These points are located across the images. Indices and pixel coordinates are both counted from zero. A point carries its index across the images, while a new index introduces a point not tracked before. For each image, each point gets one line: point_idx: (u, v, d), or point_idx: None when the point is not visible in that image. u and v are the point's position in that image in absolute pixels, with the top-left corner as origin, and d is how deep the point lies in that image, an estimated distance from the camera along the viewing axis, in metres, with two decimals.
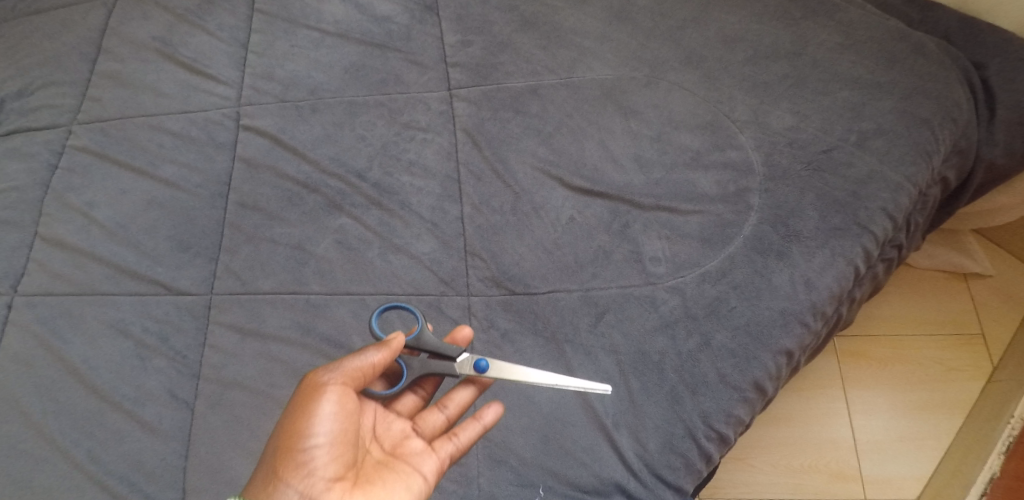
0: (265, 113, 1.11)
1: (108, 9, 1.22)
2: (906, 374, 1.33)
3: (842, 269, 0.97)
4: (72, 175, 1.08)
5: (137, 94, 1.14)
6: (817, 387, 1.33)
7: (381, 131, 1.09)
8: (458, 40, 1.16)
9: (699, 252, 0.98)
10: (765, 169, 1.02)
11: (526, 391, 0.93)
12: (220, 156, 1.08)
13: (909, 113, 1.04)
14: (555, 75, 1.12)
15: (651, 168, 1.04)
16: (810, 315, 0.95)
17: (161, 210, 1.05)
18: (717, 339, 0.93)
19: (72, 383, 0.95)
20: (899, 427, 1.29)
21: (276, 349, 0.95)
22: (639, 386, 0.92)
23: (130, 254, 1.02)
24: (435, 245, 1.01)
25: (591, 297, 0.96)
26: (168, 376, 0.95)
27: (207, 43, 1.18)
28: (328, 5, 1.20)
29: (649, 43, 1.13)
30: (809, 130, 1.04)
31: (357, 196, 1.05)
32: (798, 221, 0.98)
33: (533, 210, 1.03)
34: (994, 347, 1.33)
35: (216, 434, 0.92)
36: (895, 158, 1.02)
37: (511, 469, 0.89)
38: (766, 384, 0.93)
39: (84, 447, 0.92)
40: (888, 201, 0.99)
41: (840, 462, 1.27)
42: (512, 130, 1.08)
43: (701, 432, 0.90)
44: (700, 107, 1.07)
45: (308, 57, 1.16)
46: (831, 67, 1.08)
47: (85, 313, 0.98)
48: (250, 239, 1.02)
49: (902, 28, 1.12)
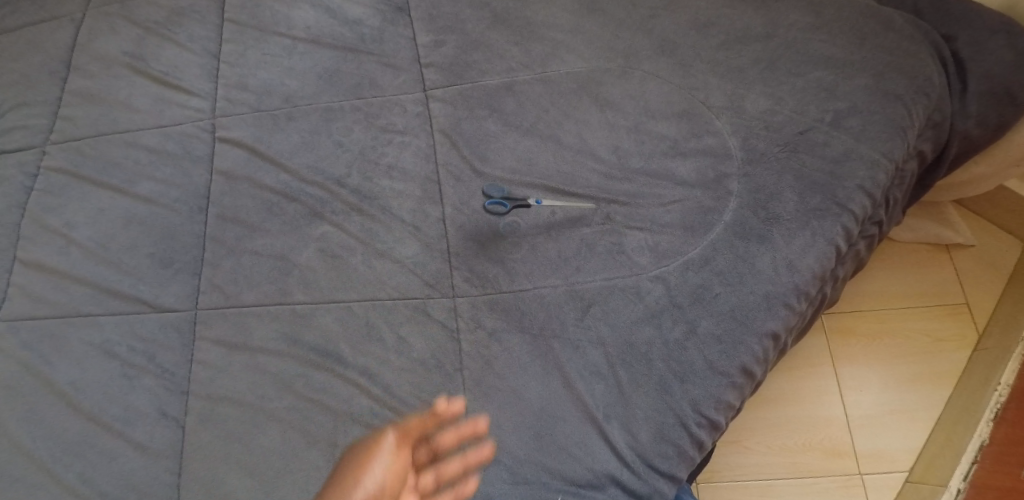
0: (241, 124, 1.10)
1: (76, 26, 1.21)
2: (895, 348, 1.34)
3: (823, 249, 0.97)
4: (48, 197, 1.07)
5: (109, 111, 1.13)
6: (806, 366, 1.34)
7: (358, 136, 1.09)
8: (430, 40, 1.15)
9: (681, 241, 0.98)
10: (742, 154, 1.02)
11: (516, 389, 0.93)
12: (197, 170, 1.08)
13: (882, 90, 1.05)
14: (529, 70, 1.12)
15: (629, 159, 1.05)
16: (794, 297, 0.95)
17: (140, 227, 1.04)
18: (703, 325, 0.94)
19: (61, 406, 0.95)
20: (891, 401, 1.30)
21: (265, 361, 0.95)
22: (628, 378, 0.92)
23: (111, 274, 1.01)
24: (418, 248, 1.01)
25: (576, 291, 0.97)
26: (157, 393, 0.95)
27: (179, 55, 1.17)
28: (299, 12, 1.20)
29: (622, 33, 1.13)
30: (784, 112, 1.04)
31: (338, 203, 1.04)
32: (777, 204, 0.98)
33: (514, 207, 1.03)
34: (980, 316, 1.35)
35: (208, 449, 0.91)
36: (870, 136, 1.02)
37: (505, 468, 0.89)
38: (754, 368, 0.93)
39: (76, 469, 0.91)
40: (865, 179, 1.00)
41: (834, 439, 1.28)
42: (489, 128, 1.08)
43: (691, 419, 0.91)
44: (675, 95, 1.08)
45: (281, 65, 1.15)
46: (803, 48, 1.09)
47: (69, 335, 0.98)
48: (232, 252, 1.02)
49: (872, 6, 1.12)
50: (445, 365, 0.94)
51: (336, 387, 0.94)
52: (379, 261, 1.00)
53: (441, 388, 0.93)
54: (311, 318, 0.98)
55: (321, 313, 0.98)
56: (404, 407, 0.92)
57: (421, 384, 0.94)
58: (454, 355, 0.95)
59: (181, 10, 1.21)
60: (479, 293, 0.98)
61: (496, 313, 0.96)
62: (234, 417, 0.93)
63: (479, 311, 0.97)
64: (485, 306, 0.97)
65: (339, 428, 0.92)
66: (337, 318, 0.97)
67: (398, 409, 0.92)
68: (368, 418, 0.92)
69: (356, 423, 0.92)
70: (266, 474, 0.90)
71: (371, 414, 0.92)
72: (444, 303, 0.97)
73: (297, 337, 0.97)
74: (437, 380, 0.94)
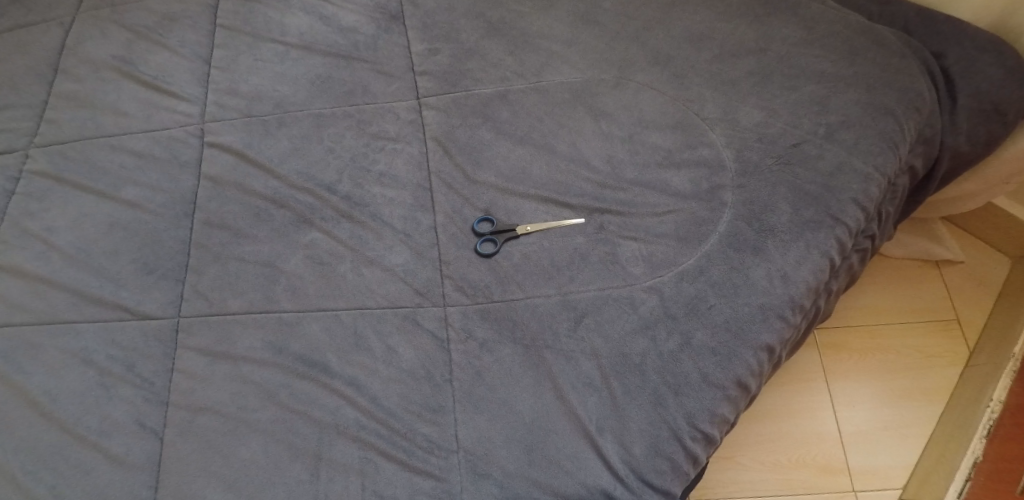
0: (230, 129, 1.09)
1: (65, 30, 1.19)
2: (887, 363, 1.33)
3: (818, 262, 0.96)
4: (29, 201, 1.05)
5: (96, 115, 1.11)
6: (799, 381, 1.33)
7: (349, 143, 1.07)
8: (425, 48, 1.14)
9: (675, 251, 0.97)
10: (736, 165, 1.02)
11: (507, 400, 0.91)
12: (183, 175, 1.06)
13: (873, 104, 1.04)
14: (524, 80, 1.11)
15: (624, 169, 1.04)
16: (789, 309, 0.94)
17: (123, 233, 1.02)
18: (697, 338, 0.92)
19: (36, 416, 0.92)
20: (885, 417, 1.28)
21: (249, 371, 0.93)
22: (622, 390, 0.91)
23: (92, 280, 0.99)
24: (409, 256, 0.99)
25: (569, 301, 0.95)
26: (135, 404, 0.92)
27: (169, 60, 1.15)
28: (293, 19, 1.19)
29: (617, 44, 1.13)
30: (778, 125, 1.03)
31: (328, 210, 1.03)
32: (771, 216, 0.98)
33: (507, 216, 1.02)
34: (970, 333, 1.34)
35: (188, 462, 0.89)
36: (863, 149, 1.02)
37: (495, 482, 0.87)
38: (749, 381, 0.92)
39: (49, 482, 0.88)
40: (858, 192, 0.99)
41: (827, 456, 1.26)
42: (483, 136, 1.07)
43: (686, 433, 0.89)
44: (670, 106, 1.07)
45: (273, 71, 1.14)
46: (796, 62, 1.09)
47: (45, 343, 0.95)
48: (218, 258, 1.00)
49: (863, 22, 1.12)
50: (434, 376, 0.92)
51: (322, 398, 0.91)
52: (369, 269, 0.99)
53: (430, 400, 0.91)
54: (297, 327, 0.95)
55: (307, 321, 0.96)
56: (392, 419, 0.90)
57: (409, 395, 0.91)
58: (444, 366, 0.93)
59: (173, 14, 1.20)
60: (470, 302, 0.96)
61: (488, 323, 0.95)
62: (215, 428, 0.90)
63: (470, 320, 0.95)
64: (476, 316, 0.95)
65: (325, 440, 0.89)
66: (324, 326, 0.95)
67: (385, 421, 0.90)
68: (354, 430, 0.90)
69: (342, 435, 0.90)
70: (248, 488, 0.87)
71: (358, 426, 0.90)
72: (435, 312, 0.96)
73: (283, 346, 0.94)
74: (426, 391, 0.92)
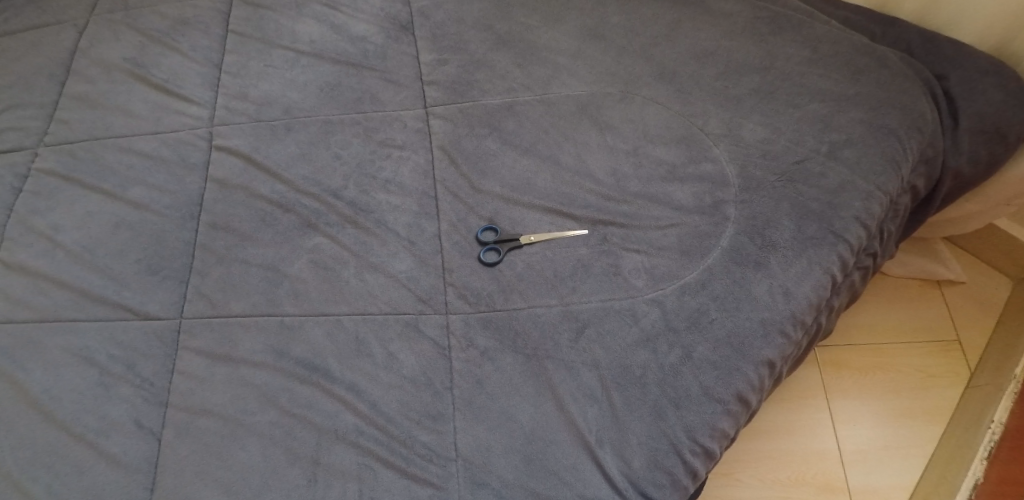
0: (239, 133, 1.10)
1: (78, 31, 1.21)
2: (887, 383, 1.32)
3: (819, 278, 0.97)
4: (36, 198, 1.05)
5: (107, 116, 1.12)
6: (800, 398, 1.32)
7: (357, 149, 1.08)
8: (434, 59, 1.16)
9: (678, 264, 0.98)
10: (739, 181, 1.02)
11: (508, 409, 0.91)
12: (190, 177, 1.06)
13: (876, 123, 1.05)
14: (530, 91, 1.12)
15: (627, 182, 1.04)
16: (790, 325, 0.94)
17: (128, 233, 1.02)
18: (698, 351, 0.92)
19: (35, 413, 0.92)
20: (885, 437, 1.28)
21: (249, 373, 0.93)
22: (622, 401, 0.90)
23: (96, 279, 0.99)
24: (412, 263, 0.99)
25: (571, 311, 0.95)
26: (134, 404, 0.92)
27: (180, 64, 1.16)
28: (304, 26, 1.20)
29: (623, 59, 1.14)
30: (781, 142, 1.04)
31: (333, 215, 1.03)
32: (774, 231, 0.98)
33: (511, 226, 1.02)
34: (971, 354, 1.34)
35: (185, 464, 0.88)
36: (865, 167, 1.02)
37: (493, 491, 0.87)
38: (750, 396, 0.92)
39: (45, 481, 0.88)
40: (860, 209, 1.00)
41: (827, 474, 1.25)
42: (489, 146, 1.08)
43: (687, 447, 0.89)
44: (675, 121, 1.08)
45: (283, 77, 1.15)
46: (799, 80, 1.10)
47: (47, 341, 0.95)
48: (222, 260, 1.00)
49: (867, 43, 1.13)
50: (434, 383, 0.92)
51: (321, 403, 0.91)
52: (372, 274, 0.99)
53: (430, 407, 0.91)
54: (298, 330, 0.96)
55: (310, 325, 0.96)
56: (391, 426, 0.90)
57: (409, 402, 0.91)
58: (445, 373, 0.93)
59: (185, 19, 1.21)
60: (472, 311, 0.96)
61: (489, 332, 0.95)
62: (214, 430, 0.90)
63: (471, 328, 0.95)
64: (477, 324, 0.95)
65: (324, 445, 0.89)
66: (326, 331, 0.95)
67: (384, 427, 0.90)
68: (353, 437, 0.90)
69: (340, 441, 0.89)
70: (244, 491, 0.87)
71: (357, 432, 0.90)
72: (436, 319, 0.96)
73: (284, 349, 0.94)
74: (426, 398, 0.91)
